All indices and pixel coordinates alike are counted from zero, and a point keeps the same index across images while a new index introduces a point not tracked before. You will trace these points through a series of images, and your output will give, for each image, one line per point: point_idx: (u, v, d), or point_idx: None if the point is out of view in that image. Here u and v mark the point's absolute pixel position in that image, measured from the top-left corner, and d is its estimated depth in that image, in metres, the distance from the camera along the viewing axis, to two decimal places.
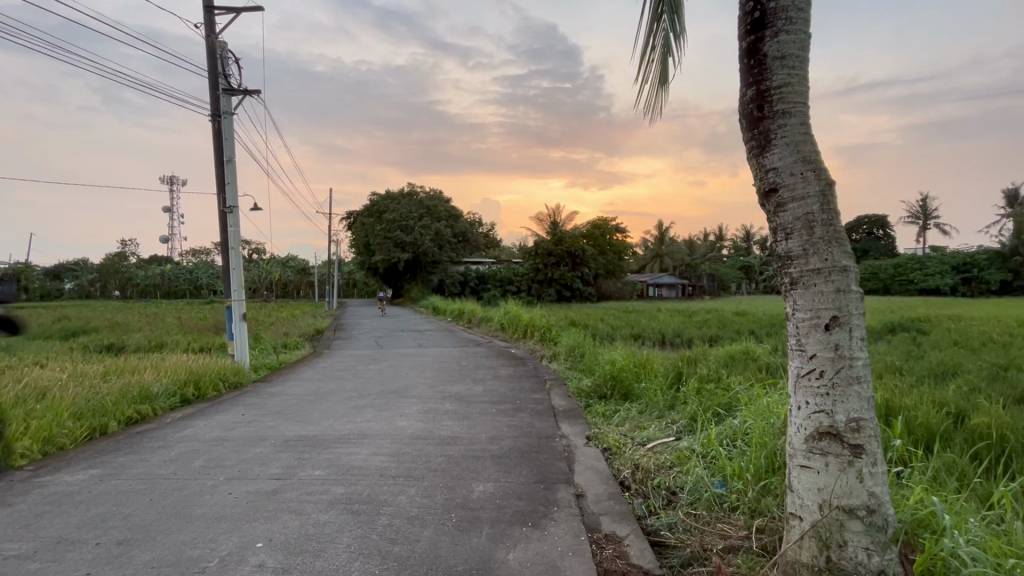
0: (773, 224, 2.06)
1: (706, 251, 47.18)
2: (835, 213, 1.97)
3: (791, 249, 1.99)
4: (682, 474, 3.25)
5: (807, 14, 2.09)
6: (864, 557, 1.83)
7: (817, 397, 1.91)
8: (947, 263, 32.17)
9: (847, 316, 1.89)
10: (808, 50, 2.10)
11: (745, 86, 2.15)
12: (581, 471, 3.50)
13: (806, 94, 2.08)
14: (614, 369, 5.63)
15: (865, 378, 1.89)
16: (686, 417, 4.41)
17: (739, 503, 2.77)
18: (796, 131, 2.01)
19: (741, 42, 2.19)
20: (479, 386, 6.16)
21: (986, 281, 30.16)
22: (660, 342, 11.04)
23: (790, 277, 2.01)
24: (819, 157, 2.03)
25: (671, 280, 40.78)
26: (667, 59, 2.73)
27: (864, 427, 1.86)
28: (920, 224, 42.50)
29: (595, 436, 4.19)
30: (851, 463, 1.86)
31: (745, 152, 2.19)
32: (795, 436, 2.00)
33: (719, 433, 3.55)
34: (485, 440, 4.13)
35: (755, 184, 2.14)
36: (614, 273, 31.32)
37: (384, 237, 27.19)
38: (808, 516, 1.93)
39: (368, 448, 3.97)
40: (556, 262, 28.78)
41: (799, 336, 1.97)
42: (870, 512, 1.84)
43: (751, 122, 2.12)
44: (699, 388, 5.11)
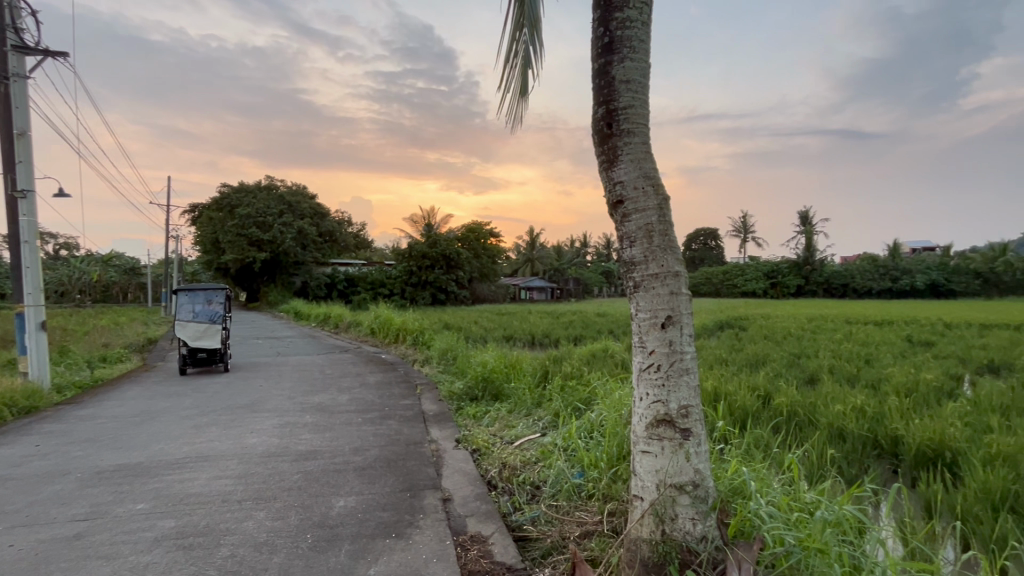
0: (621, 233, 2.26)
1: (572, 257, 50.53)
2: (669, 224, 2.22)
3: (635, 256, 2.20)
4: (545, 468, 3.41)
5: (648, 46, 2.33)
6: (690, 526, 2.08)
7: (655, 387, 2.13)
8: (760, 271, 38.52)
9: (678, 315, 2.14)
10: (649, 77, 2.34)
11: (597, 104, 2.34)
12: (449, 474, 3.49)
13: (647, 115, 2.31)
14: (485, 370, 5.72)
15: (692, 369, 2.15)
16: (550, 413, 4.65)
17: (595, 490, 2.99)
18: (639, 149, 2.23)
19: (594, 62, 2.37)
20: (344, 395, 5.82)
21: (787, 285, 36.76)
22: (530, 344, 11.48)
23: (634, 280, 2.22)
24: (657, 175, 2.27)
25: (541, 284, 42.86)
26: (527, 71, 2.86)
27: (691, 412, 2.12)
28: (741, 238, 50.34)
29: (464, 437, 4.21)
30: (680, 445, 2.10)
31: (597, 166, 2.37)
32: (637, 424, 2.21)
33: (578, 426, 3.80)
34: (349, 452, 3.91)
35: (606, 195, 2.33)
36: (488, 276, 31.92)
37: (237, 234, 24.39)
38: (647, 496, 2.14)
39: (209, 471, 3.50)
40: (430, 265, 28.49)
41: (642, 333, 2.19)
42: (695, 487, 2.10)
43: (602, 138, 2.30)
44: (564, 385, 5.42)
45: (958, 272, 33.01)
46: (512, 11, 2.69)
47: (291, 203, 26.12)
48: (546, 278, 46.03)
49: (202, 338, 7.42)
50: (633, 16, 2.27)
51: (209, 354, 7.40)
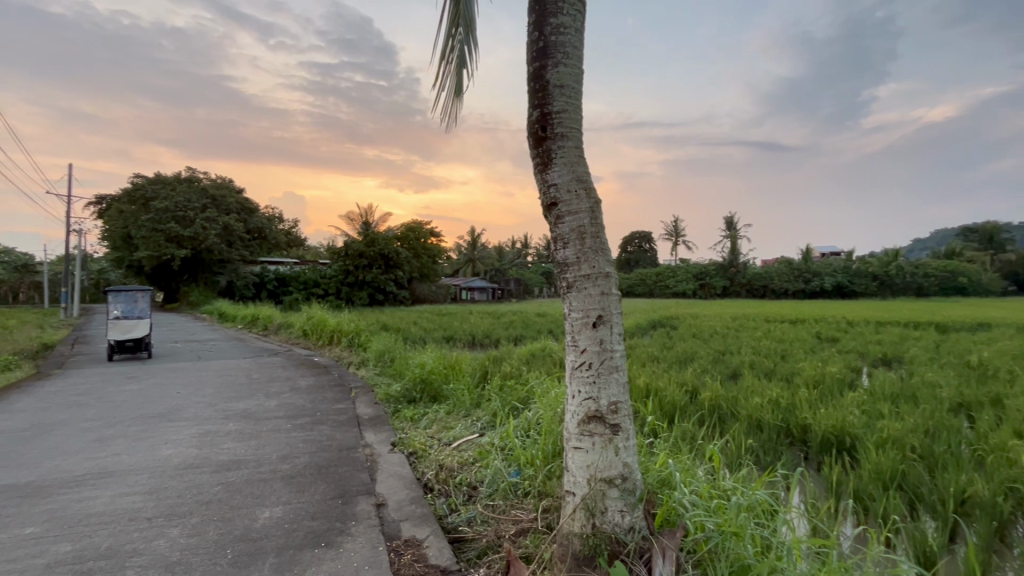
0: (554, 234, 2.31)
1: (513, 258, 51.00)
2: (601, 227, 2.29)
3: (568, 257, 2.26)
4: (482, 468, 3.42)
5: (581, 53, 2.39)
6: (619, 518, 2.15)
7: (586, 385, 2.20)
8: (690, 272, 40.72)
9: (609, 315, 2.21)
10: (581, 83, 2.40)
11: (532, 107, 2.37)
12: (383, 479, 3.40)
13: (580, 120, 2.38)
14: (423, 371, 5.64)
15: (621, 366, 2.23)
16: (489, 413, 4.66)
17: (530, 487, 3.03)
18: (572, 152, 2.28)
19: (529, 65, 2.40)
20: (272, 400, 5.53)
21: (714, 286, 39.13)
22: (470, 344, 11.44)
23: (567, 280, 2.28)
24: (590, 179, 2.33)
25: (483, 284, 42.86)
26: (463, 72, 2.85)
27: (620, 408, 2.20)
28: (673, 241, 52.98)
29: (401, 440, 4.12)
30: (610, 440, 2.18)
31: (532, 168, 2.40)
32: (570, 421, 2.27)
33: (515, 426, 3.83)
34: (277, 460, 3.71)
35: (541, 197, 2.37)
36: (428, 276, 31.51)
37: (153, 228, 22.48)
38: (579, 490, 2.20)
39: (115, 488, 3.20)
40: (368, 265, 27.71)
41: (574, 332, 2.25)
42: (623, 480, 2.17)
43: (536, 141, 2.34)
44: (502, 385, 5.45)
45: (859, 275, 36.58)
46: (448, 13, 2.68)
47: (214, 196, 24.46)
48: (487, 278, 46.12)
49: (130, 331, 8.69)
50: (567, 22, 2.32)
51: (135, 343, 8.72)
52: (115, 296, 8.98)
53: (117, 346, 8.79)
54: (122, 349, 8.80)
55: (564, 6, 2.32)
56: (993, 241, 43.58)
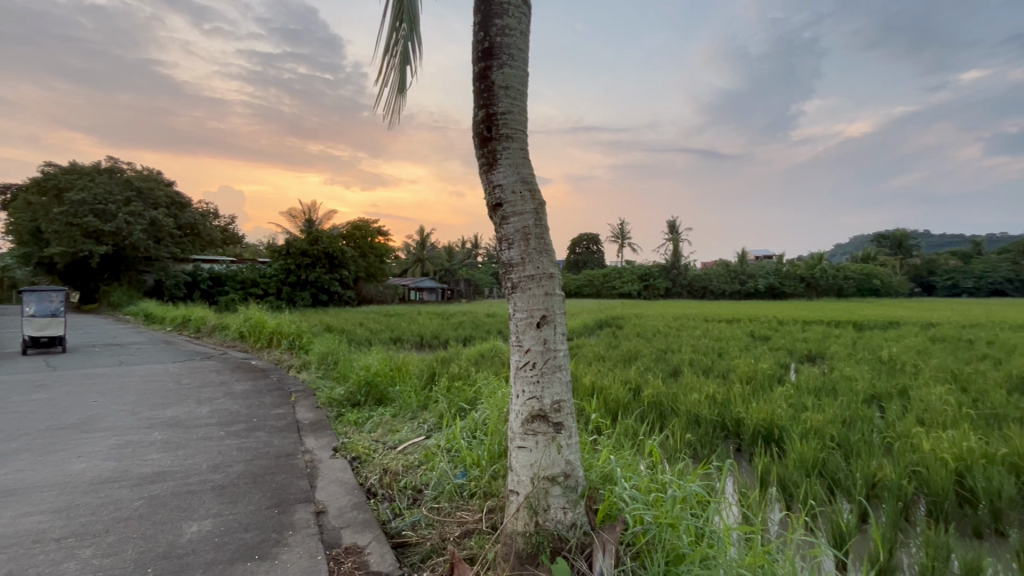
0: (500, 235, 2.32)
1: (462, 258, 50.71)
2: (545, 228, 2.32)
3: (513, 257, 2.27)
4: (427, 471, 3.37)
5: (526, 56, 2.41)
6: (561, 515, 2.18)
7: (530, 384, 2.23)
8: (635, 274, 42.09)
9: (552, 315, 2.25)
10: (527, 86, 2.42)
11: (477, 108, 2.37)
12: (324, 486, 3.28)
13: (525, 122, 2.40)
14: (368, 374, 5.50)
15: (564, 366, 2.27)
16: (436, 415, 4.62)
17: (476, 488, 3.03)
18: (517, 154, 2.30)
19: (474, 65, 2.40)
20: (203, 407, 5.20)
21: (657, 286, 40.59)
22: (418, 346, 11.27)
23: (512, 281, 2.30)
24: (534, 181, 2.36)
25: (432, 284, 42.29)
26: (406, 69, 2.81)
27: (563, 407, 2.24)
28: (619, 243, 54.54)
29: (344, 446, 4.00)
30: (553, 439, 2.21)
31: (478, 169, 2.40)
32: (515, 421, 2.29)
33: (462, 427, 3.82)
34: (207, 470, 3.50)
35: (486, 198, 2.37)
36: (376, 276, 30.82)
37: (68, 222, 20.60)
38: (522, 490, 2.22)
39: (17, 507, 2.91)
40: (311, 263, 26.74)
41: (519, 333, 2.27)
42: (566, 478, 2.21)
43: (482, 141, 2.34)
44: (449, 387, 5.41)
45: (787, 277, 39.18)
46: (391, 9, 2.64)
47: (140, 189, 22.75)
48: (436, 279, 45.57)
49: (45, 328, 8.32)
50: (512, 24, 2.34)
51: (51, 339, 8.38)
52: (29, 295, 8.46)
53: (32, 341, 8.40)
54: (37, 344, 8.43)
55: (509, 9, 2.34)
56: (901, 247, 47.96)
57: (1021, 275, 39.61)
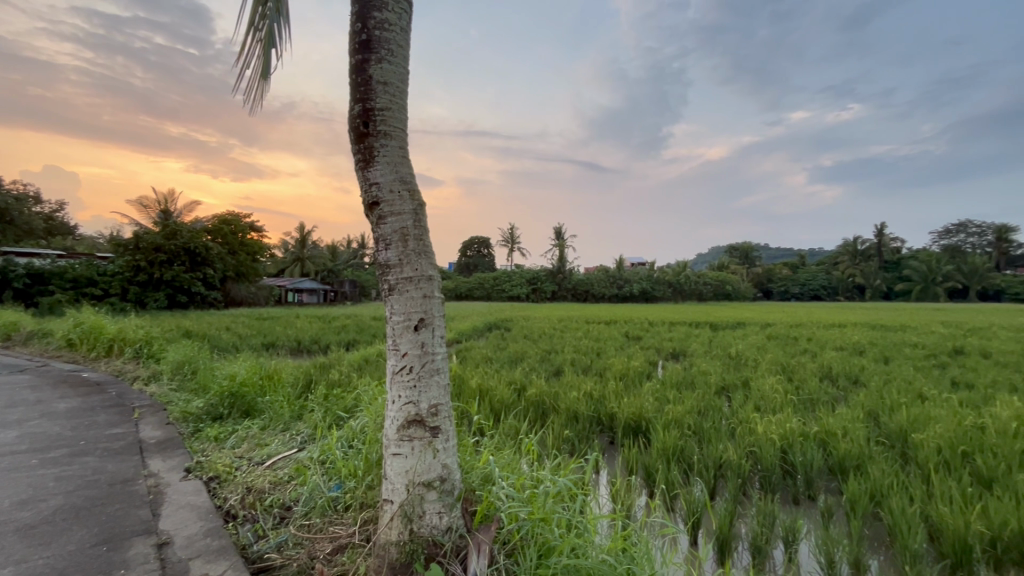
0: (377, 235, 2.25)
1: (348, 258, 48.16)
2: (424, 229, 2.29)
3: (389, 258, 2.21)
4: (298, 486, 3.15)
5: (406, 53, 2.36)
6: (437, 520, 2.16)
7: (407, 389, 2.18)
8: (524, 277, 43.48)
9: (430, 317, 2.22)
10: (406, 84, 2.37)
11: (354, 101, 2.27)
12: (169, 513, 2.88)
13: (404, 120, 2.34)
14: (232, 384, 4.98)
15: (443, 369, 2.25)
16: (310, 426, 4.32)
17: (352, 501, 2.89)
18: (395, 152, 2.24)
19: (351, 57, 2.30)
20: (9, 432, 4.28)
21: (544, 289, 42.30)
22: (294, 352, 10.44)
23: (389, 283, 2.23)
24: (413, 181, 2.32)
25: (312, 285, 39.60)
26: (272, 51, 2.60)
27: (440, 410, 2.22)
28: (509, 248, 55.96)
29: (199, 465, 3.56)
30: (429, 443, 2.18)
31: (354, 164, 2.31)
32: (390, 427, 2.23)
33: (338, 437, 3.61)
34: (11, 508, 2.88)
35: (362, 195, 2.29)
36: (246, 276, 28.32)
37: None
38: (397, 498, 2.16)
39: None
40: (167, 261, 23.55)
41: (395, 336, 2.21)
42: (442, 482, 2.19)
43: (358, 136, 2.25)
44: (327, 395, 5.10)
45: (657, 283, 43.22)
46: None
47: None
48: (317, 279, 42.75)
49: None
50: (391, 19, 2.28)
51: None
52: None
53: None
54: None
55: (389, 3, 2.27)
56: (747, 257, 55.43)
57: (832, 283, 48.04)
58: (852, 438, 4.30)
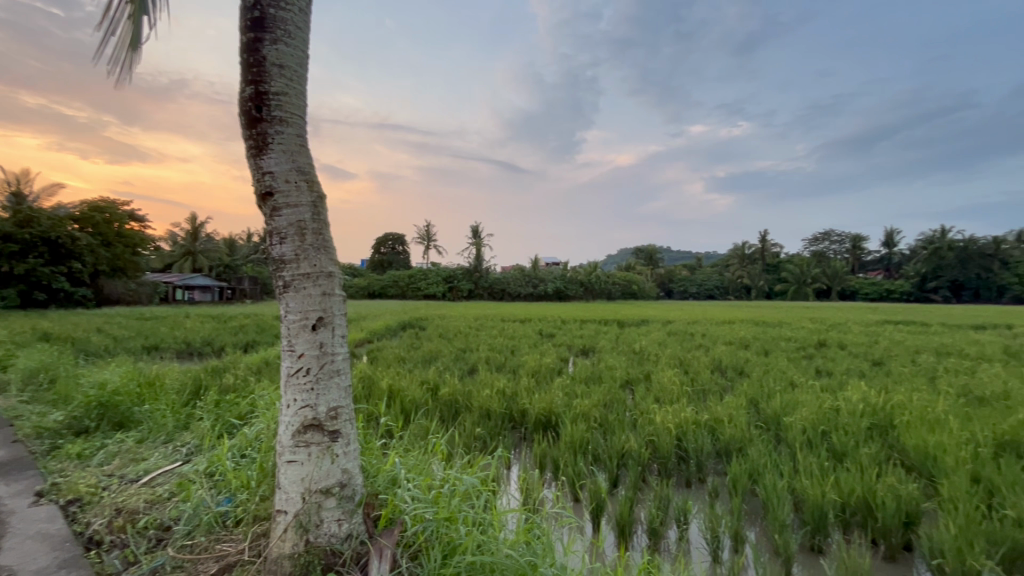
0: (269, 227, 2.10)
1: (247, 253, 44.57)
2: (323, 223, 2.17)
3: (285, 253, 2.07)
4: (180, 503, 2.84)
5: (305, 36, 2.23)
6: (336, 528, 2.07)
7: (303, 392, 2.06)
8: (440, 275, 42.99)
9: (331, 316, 2.11)
10: (305, 68, 2.24)
11: (245, 82, 2.09)
12: (13, 546, 2.47)
13: (303, 106, 2.21)
14: (102, 393, 4.39)
15: (344, 370, 2.15)
16: (198, 435, 3.93)
17: (243, 514, 2.67)
18: (292, 141, 2.11)
19: (242, 36, 2.12)
20: None
21: (461, 288, 42.17)
22: (182, 356, 9.46)
23: (284, 279, 2.09)
24: (312, 172, 2.19)
25: (206, 282, 36.15)
26: (144, 18, 2.33)
27: (340, 414, 2.13)
28: (425, 245, 54.96)
29: (56, 489, 3.10)
30: (328, 448, 2.08)
31: (245, 151, 2.14)
32: (285, 433, 2.10)
33: (229, 446, 3.33)
34: None
35: (254, 184, 2.12)
36: (123, 272, 25.21)
37: None
38: (291, 508, 2.04)
39: None
40: (20, 252, 20.27)
41: (291, 336, 2.08)
42: (342, 488, 2.10)
43: (249, 120, 2.08)
44: (219, 401, 4.68)
45: (569, 282, 44.92)
46: None
47: None
48: (212, 275, 39.12)
49: None
50: None
51: None
52: None
53: None
54: None
55: None
56: (652, 259, 59.29)
57: (723, 284, 52.93)
58: (736, 423, 4.76)
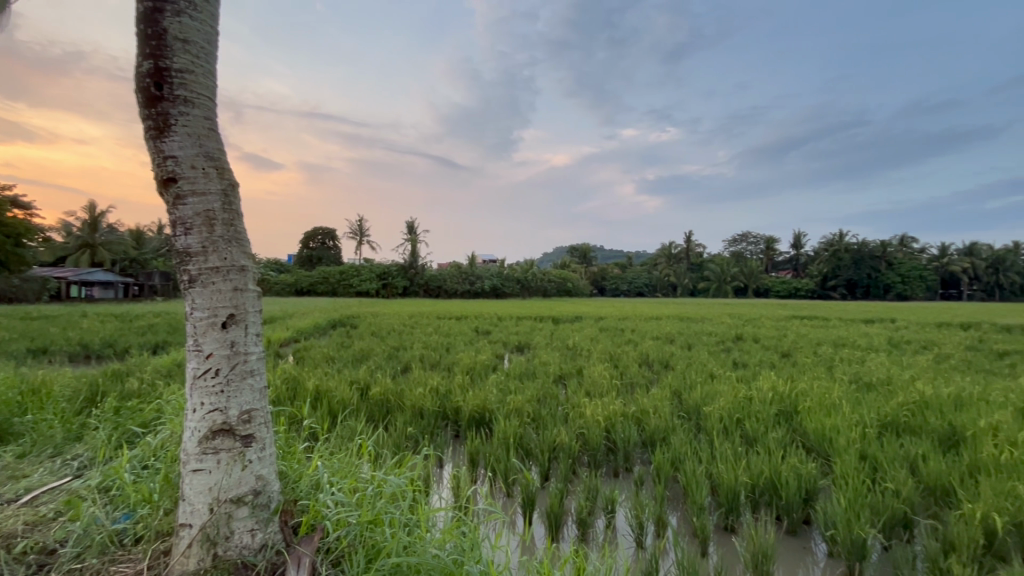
0: (172, 217, 1.92)
1: (158, 247, 40.89)
2: (236, 214, 2.02)
3: (190, 245, 1.90)
4: (68, 523, 2.54)
5: (213, 10, 2.06)
6: (248, 539, 1.94)
7: (211, 396, 1.91)
8: (373, 272, 41.68)
9: (243, 313, 1.97)
10: (214, 46, 2.07)
11: (142, 56, 1.90)
12: None
13: (211, 86, 2.04)
14: None
15: (258, 370, 2.03)
16: (92, 447, 3.54)
17: (145, 531, 2.45)
18: (198, 123, 1.94)
19: (139, 4, 1.93)
20: None
21: (396, 285, 41.19)
22: (77, 360, 8.50)
23: (189, 274, 1.92)
24: (223, 158, 2.03)
25: (108, 277, 32.74)
26: None
27: (254, 417, 2.00)
28: (358, 240, 53.07)
29: None
30: (240, 454, 1.95)
31: (143, 132, 1.94)
32: (190, 441, 1.94)
33: (130, 457, 3.03)
34: None
35: (154, 169, 1.94)
36: (7, 268, 22.35)
37: None
38: (197, 520, 1.89)
39: None
40: None
41: (197, 335, 1.91)
42: (256, 496, 1.98)
43: (148, 99, 1.89)
44: (119, 408, 4.25)
45: (506, 280, 45.26)
46: None
47: None
48: (115, 270, 35.52)
49: None
50: None
51: None
52: None
53: None
54: None
55: None
56: (586, 258, 60.92)
57: (652, 282, 55.52)
58: (660, 414, 5.01)
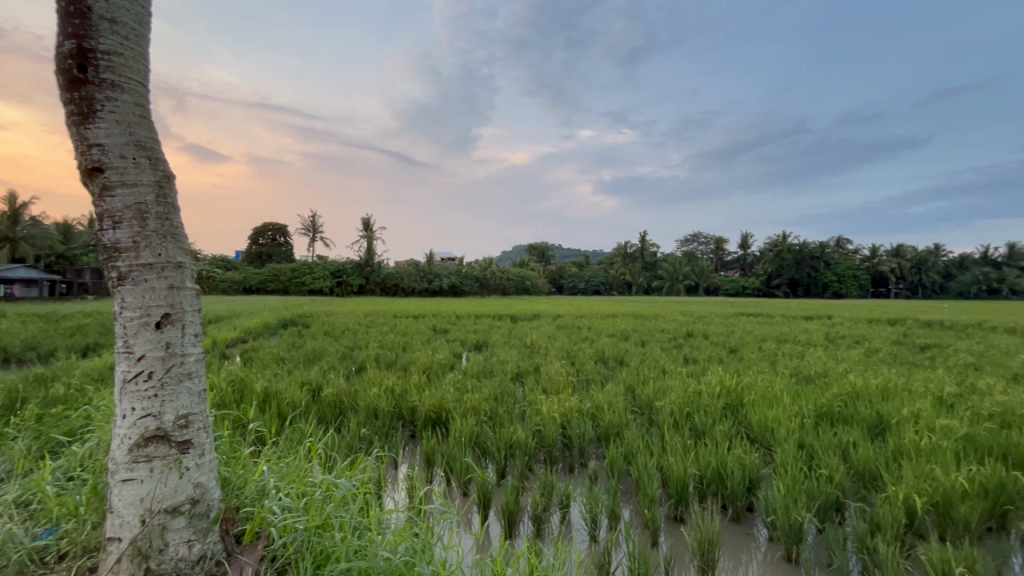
0: (98, 210, 1.79)
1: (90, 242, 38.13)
2: (170, 207, 1.91)
3: (119, 240, 1.78)
4: None
5: None
6: (184, 551, 1.84)
7: (143, 400, 1.79)
8: (326, 270, 40.46)
9: (179, 313, 1.86)
10: (145, 28, 1.94)
11: (63, 35, 1.76)
12: None
13: (142, 71, 1.91)
14: None
15: (196, 373, 1.92)
16: (10, 458, 3.26)
17: (70, 546, 2.28)
18: (128, 110, 1.82)
19: None
20: None
21: (351, 284, 40.19)
22: None
23: (118, 271, 1.80)
24: (156, 147, 1.91)
25: (31, 275, 30.22)
26: None
27: (192, 422, 1.90)
28: (311, 237, 51.40)
29: None
30: (176, 462, 1.84)
31: (65, 118, 1.80)
32: (119, 449, 1.82)
33: (53, 468, 2.81)
34: None
35: (77, 157, 1.80)
36: None
37: None
38: (127, 533, 1.77)
39: None
40: None
41: (127, 336, 1.79)
42: (193, 505, 1.88)
43: (70, 82, 1.75)
44: (42, 415, 3.93)
45: (465, 278, 45.08)
46: None
47: None
48: (41, 267, 32.85)
49: None
50: None
51: None
52: None
53: None
54: None
55: None
56: (544, 257, 61.51)
57: (608, 280, 56.69)
58: (614, 409, 5.12)
